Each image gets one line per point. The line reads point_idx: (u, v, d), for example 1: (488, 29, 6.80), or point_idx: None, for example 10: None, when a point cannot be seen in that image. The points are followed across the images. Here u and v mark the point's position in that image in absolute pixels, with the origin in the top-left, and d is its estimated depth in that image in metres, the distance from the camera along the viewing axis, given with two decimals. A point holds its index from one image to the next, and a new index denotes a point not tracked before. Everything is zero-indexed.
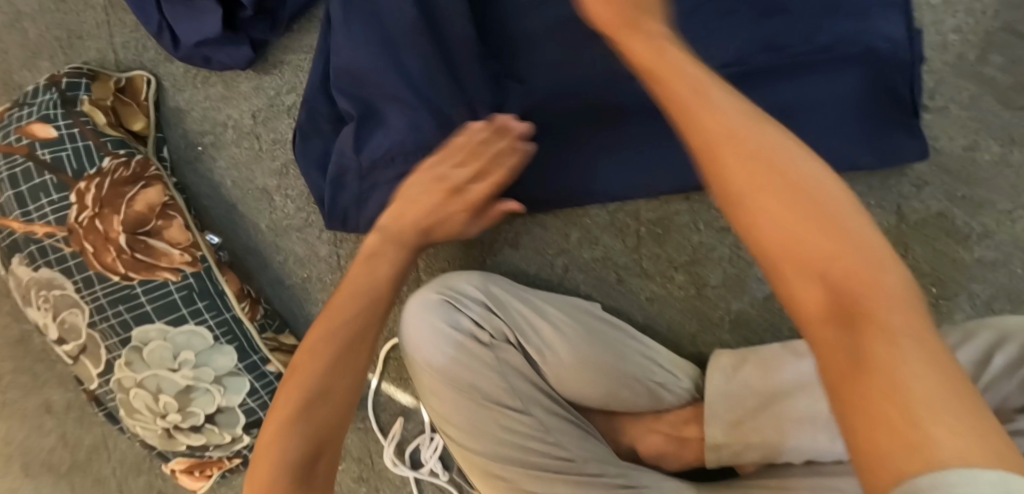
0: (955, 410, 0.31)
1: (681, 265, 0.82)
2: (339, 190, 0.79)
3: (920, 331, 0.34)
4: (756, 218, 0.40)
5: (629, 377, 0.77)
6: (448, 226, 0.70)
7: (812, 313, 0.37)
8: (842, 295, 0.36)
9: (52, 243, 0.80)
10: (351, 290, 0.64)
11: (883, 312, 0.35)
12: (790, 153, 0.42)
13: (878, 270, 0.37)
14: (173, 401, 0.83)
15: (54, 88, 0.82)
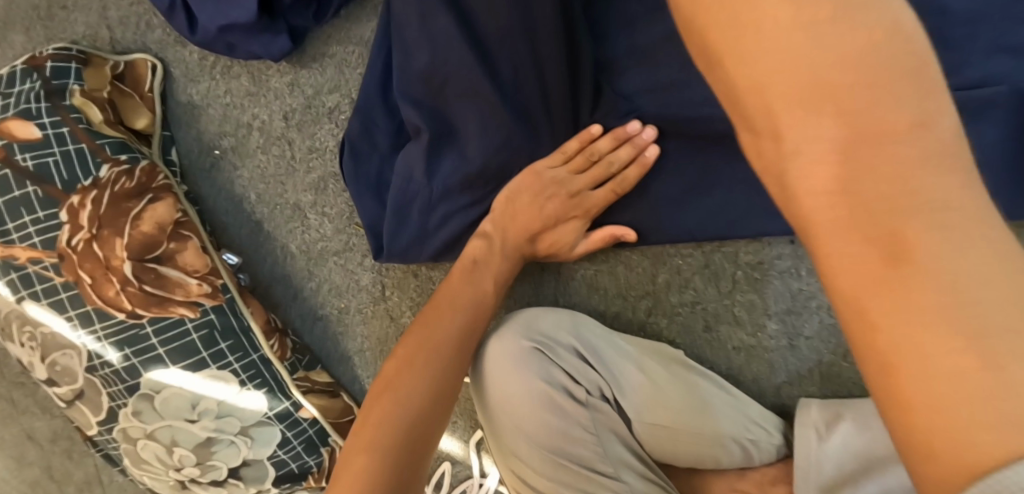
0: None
1: (776, 314, 0.73)
2: (399, 214, 0.68)
3: (986, 239, 0.22)
4: (740, 65, 0.26)
5: (726, 437, 0.69)
6: (556, 237, 0.68)
7: (808, 210, 0.24)
8: (859, 175, 0.23)
9: (39, 270, 0.65)
10: (433, 342, 0.62)
11: (912, 205, 0.23)
12: None
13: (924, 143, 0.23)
14: (190, 454, 0.71)
15: (36, 74, 0.66)
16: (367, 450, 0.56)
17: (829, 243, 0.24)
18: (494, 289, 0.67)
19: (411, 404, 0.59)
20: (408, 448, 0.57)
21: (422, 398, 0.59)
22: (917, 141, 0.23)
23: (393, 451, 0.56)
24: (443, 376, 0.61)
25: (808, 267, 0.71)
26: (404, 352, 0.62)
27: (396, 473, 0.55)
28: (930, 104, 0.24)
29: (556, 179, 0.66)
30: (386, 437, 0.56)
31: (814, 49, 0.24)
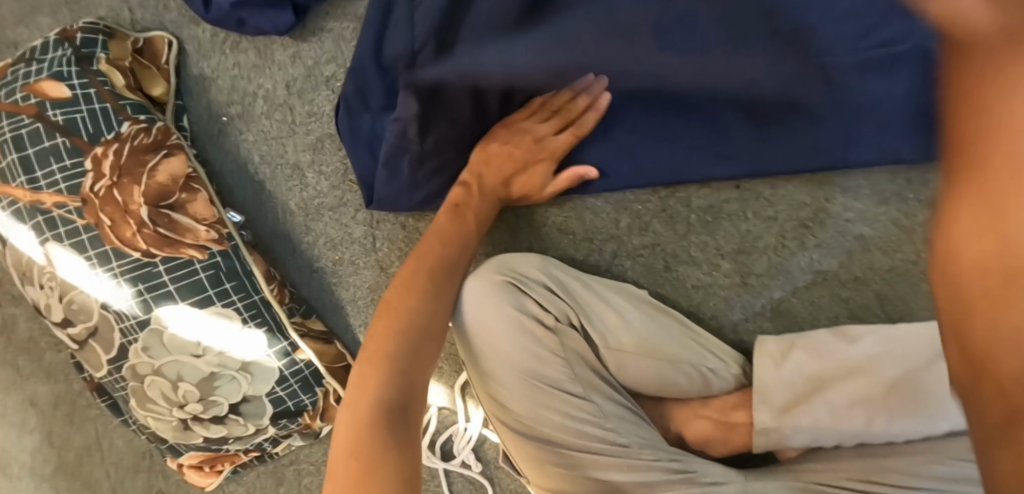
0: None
1: (728, 254, 0.82)
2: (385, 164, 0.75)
3: None
4: (990, 194, 0.27)
5: (684, 362, 0.75)
6: (526, 179, 0.77)
7: (968, 319, 0.30)
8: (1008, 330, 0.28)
9: (63, 214, 0.73)
10: (424, 263, 0.70)
11: None
12: None
13: None
14: (194, 390, 0.76)
15: (67, 44, 0.75)
16: (379, 363, 0.65)
17: (972, 349, 0.30)
18: (475, 227, 0.74)
19: (416, 323, 0.67)
20: (412, 360, 0.66)
21: (423, 318, 0.68)
22: None
23: (400, 362, 0.65)
24: (433, 301, 0.69)
25: (754, 210, 0.80)
26: (405, 278, 0.70)
27: (403, 380, 0.65)
28: None
29: (525, 127, 0.74)
30: (393, 350, 0.65)
31: None
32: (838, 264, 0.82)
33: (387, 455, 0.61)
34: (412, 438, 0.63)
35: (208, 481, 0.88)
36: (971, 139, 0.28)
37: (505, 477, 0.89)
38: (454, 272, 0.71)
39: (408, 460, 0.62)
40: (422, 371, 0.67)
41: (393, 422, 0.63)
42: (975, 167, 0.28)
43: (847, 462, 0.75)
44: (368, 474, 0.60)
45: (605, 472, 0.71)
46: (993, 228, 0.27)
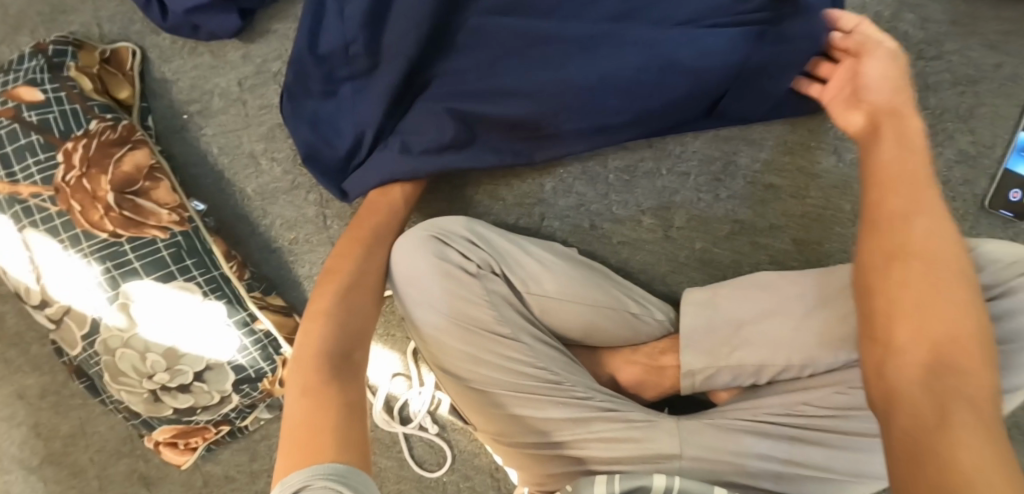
0: (997, 419, 0.45)
1: (649, 209, 0.89)
2: (370, 161, 0.82)
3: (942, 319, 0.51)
4: (896, 221, 0.58)
5: (607, 306, 0.81)
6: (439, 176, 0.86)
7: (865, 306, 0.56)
8: (889, 298, 0.54)
9: (38, 203, 0.81)
10: (356, 240, 0.78)
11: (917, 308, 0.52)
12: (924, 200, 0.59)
13: (948, 303, 0.52)
14: (161, 359, 0.83)
15: (40, 55, 0.84)
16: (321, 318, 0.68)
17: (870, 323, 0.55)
18: (401, 200, 0.82)
19: (356, 283, 0.73)
20: (353, 316, 0.70)
21: (363, 280, 0.74)
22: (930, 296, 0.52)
23: (342, 316, 0.69)
24: (367, 263, 0.76)
25: (668, 166, 0.88)
26: (343, 251, 0.76)
27: (347, 330, 0.68)
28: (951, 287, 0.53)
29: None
30: (333, 307, 0.69)
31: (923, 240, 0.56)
32: (752, 213, 0.88)
33: (334, 388, 0.62)
34: (360, 378, 0.65)
35: (183, 459, 0.92)
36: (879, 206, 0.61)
37: (462, 439, 0.95)
38: (385, 241, 0.79)
39: (357, 392, 0.63)
40: (362, 325, 0.70)
41: (341, 361, 0.65)
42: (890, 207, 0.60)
43: (770, 397, 0.77)
44: (321, 401, 0.60)
45: (541, 411, 0.76)
46: (895, 237, 0.57)
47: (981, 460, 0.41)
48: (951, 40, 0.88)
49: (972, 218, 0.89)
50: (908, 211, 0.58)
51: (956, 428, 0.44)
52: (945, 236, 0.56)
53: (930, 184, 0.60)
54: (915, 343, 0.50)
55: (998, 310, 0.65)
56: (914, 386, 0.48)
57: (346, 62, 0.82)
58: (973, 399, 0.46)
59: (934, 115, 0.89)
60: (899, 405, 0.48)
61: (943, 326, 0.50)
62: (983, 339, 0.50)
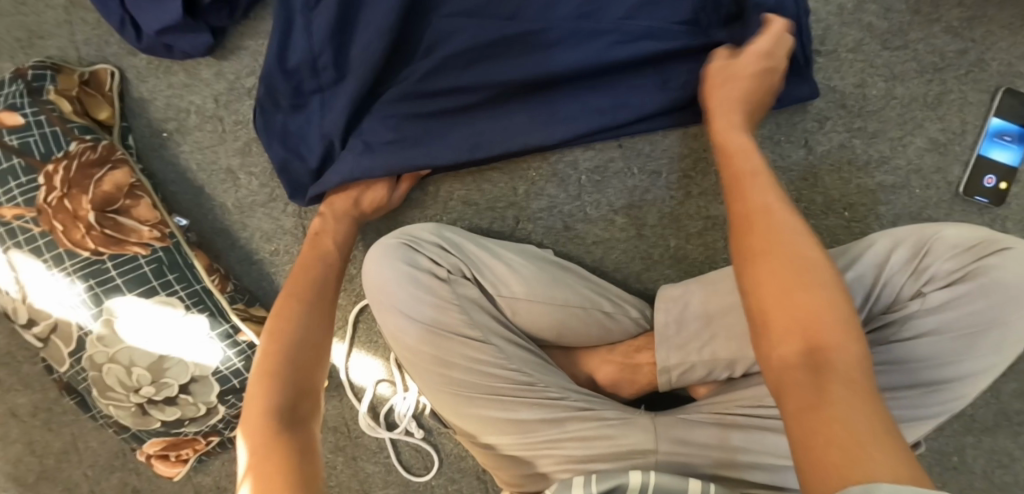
0: (874, 394, 0.46)
1: (621, 208, 0.90)
2: (333, 165, 0.84)
3: (825, 322, 0.50)
4: (749, 221, 0.58)
5: (580, 306, 0.82)
6: (373, 195, 0.87)
7: (765, 319, 0.52)
8: (777, 308, 0.52)
9: (21, 223, 0.83)
10: (291, 294, 0.77)
11: (804, 313, 0.51)
12: (771, 199, 0.60)
13: (823, 307, 0.51)
14: (146, 373, 0.85)
15: (20, 80, 0.86)
16: (265, 380, 0.67)
17: (772, 337, 0.51)
18: (334, 249, 0.83)
19: (299, 337, 0.73)
20: (299, 367, 0.70)
21: (306, 333, 0.73)
22: (814, 302, 0.51)
23: (287, 373, 0.69)
24: (306, 319, 0.75)
25: (638, 165, 0.89)
26: (281, 308, 0.75)
27: (292, 385, 0.68)
28: (821, 286, 0.52)
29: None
30: (276, 365, 0.69)
31: (783, 237, 0.56)
32: (724, 208, 0.89)
33: (284, 444, 0.62)
34: (312, 432, 0.66)
35: (175, 471, 0.93)
36: (736, 209, 0.60)
37: (448, 442, 0.96)
38: (320, 297, 0.78)
39: (305, 445, 0.63)
40: (309, 376, 0.70)
41: (289, 418, 0.65)
42: (746, 206, 0.60)
43: (743, 390, 0.78)
44: (273, 465, 0.60)
45: (515, 412, 0.78)
46: (763, 241, 0.56)
47: (858, 443, 0.43)
48: (915, 29, 0.89)
49: (947, 204, 0.89)
50: (767, 212, 0.58)
51: (834, 413, 0.45)
52: (788, 225, 0.57)
53: (773, 183, 0.62)
54: (786, 334, 0.51)
55: (954, 294, 0.66)
56: (799, 378, 0.48)
57: (314, 75, 0.84)
58: (851, 382, 0.47)
59: (902, 104, 0.89)
60: (788, 399, 0.48)
61: (804, 311, 0.51)
62: (849, 325, 0.50)
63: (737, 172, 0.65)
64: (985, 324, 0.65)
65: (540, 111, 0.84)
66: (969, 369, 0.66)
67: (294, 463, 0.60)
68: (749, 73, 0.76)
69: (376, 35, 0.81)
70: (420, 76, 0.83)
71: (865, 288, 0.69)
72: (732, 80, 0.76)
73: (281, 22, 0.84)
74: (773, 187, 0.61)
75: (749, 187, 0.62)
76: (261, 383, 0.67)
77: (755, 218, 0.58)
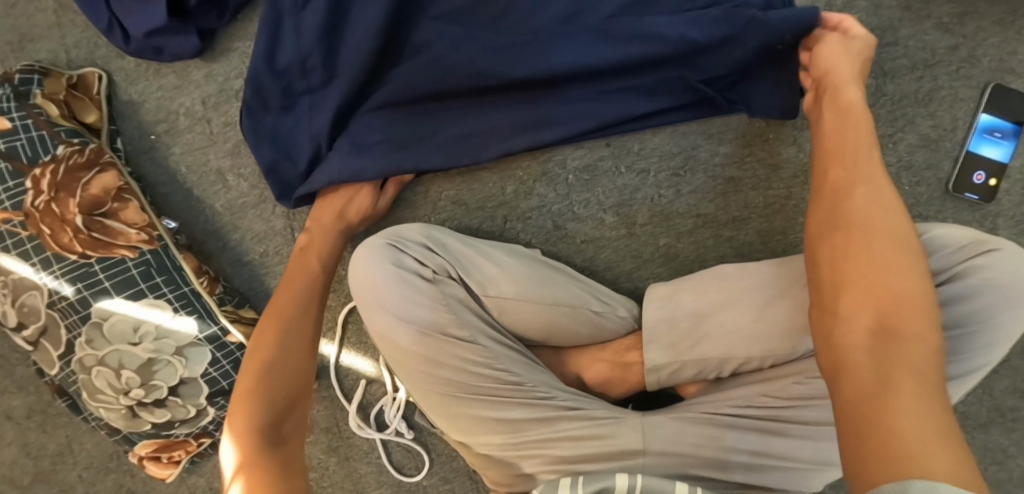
0: (939, 381, 0.49)
1: (610, 207, 0.90)
2: (323, 166, 0.85)
3: (908, 297, 0.54)
4: (846, 195, 0.62)
5: (567, 305, 0.81)
6: (358, 205, 0.87)
7: (841, 291, 0.57)
8: (857, 282, 0.56)
9: (9, 228, 0.83)
10: (278, 308, 0.79)
11: (885, 287, 0.54)
12: (870, 176, 0.63)
13: (905, 284, 0.54)
14: (135, 376, 0.85)
15: (7, 84, 0.86)
16: (247, 398, 0.71)
17: (848, 309, 0.55)
18: (318, 262, 0.84)
19: (285, 352, 0.76)
20: (281, 386, 0.73)
21: (291, 346, 0.76)
22: (897, 278, 0.55)
23: (269, 391, 0.72)
24: (287, 337, 0.77)
25: (627, 163, 0.89)
26: (265, 325, 0.77)
27: (275, 402, 0.71)
28: (909, 264, 0.56)
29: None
30: (258, 384, 0.72)
31: (878, 214, 0.60)
32: (714, 206, 0.89)
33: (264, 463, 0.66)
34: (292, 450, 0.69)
35: (167, 472, 0.93)
36: (834, 184, 0.64)
37: (439, 443, 0.96)
38: (306, 309, 0.80)
39: (286, 464, 0.67)
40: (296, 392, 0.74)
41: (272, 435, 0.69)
42: (845, 180, 0.64)
43: (732, 390, 0.78)
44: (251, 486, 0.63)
45: (504, 411, 0.78)
46: (853, 218, 0.60)
47: (916, 420, 0.45)
48: (905, 25, 0.88)
49: (938, 201, 0.89)
50: (865, 188, 0.62)
51: (897, 393, 0.47)
52: (882, 205, 0.61)
53: (871, 155, 0.65)
54: (860, 312, 0.54)
55: (946, 294, 0.65)
56: (866, 358, 0.51)
57: (303, 76, 0.84)
58: (912, 364, 0.49)
59: (892, 101, 0.89)
60: (851, 377, 0.51)
61: (888, 286, 0.54)
62: (927, 303, 0.53)
63: (834, 145, 0.68)
64: (973, 326, 0.65)
65: (528, 111, 0.85)
66: (957, 367, 0.65)
67: (273, 478, 0.64)
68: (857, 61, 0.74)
69: (367, 37, 0.81)
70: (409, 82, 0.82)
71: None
72: (850, 58, 0.74)
73: (270, 22, 0.83)
74: (874, 160, 0.65)
75: (852, 162, 0.65)
76: (246, 397, 0.71)
77: (852, 193, 0.62)
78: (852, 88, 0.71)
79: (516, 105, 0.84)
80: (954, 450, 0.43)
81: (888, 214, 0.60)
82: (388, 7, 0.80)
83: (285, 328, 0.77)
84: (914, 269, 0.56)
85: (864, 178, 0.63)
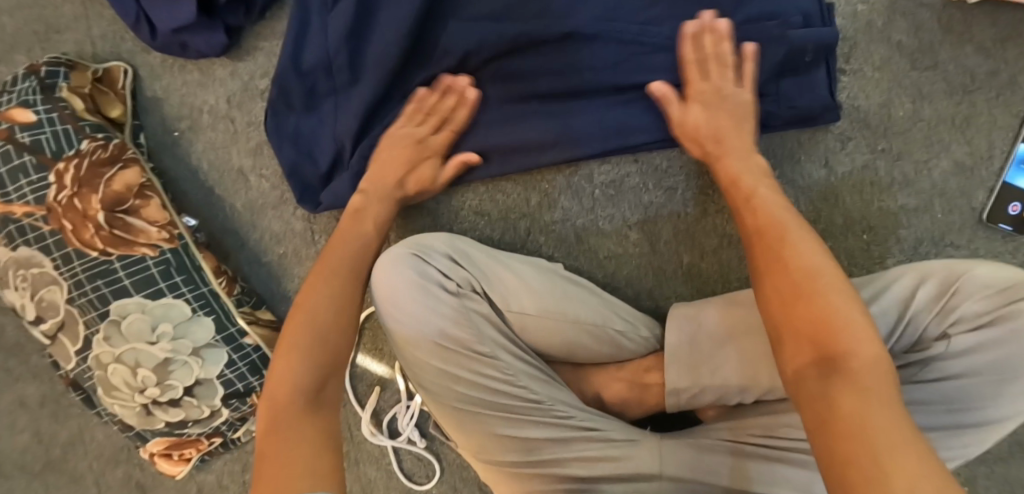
0: (892, 386, 0.49)
1: (635, 223, 0.89)
2: (348, 171, 0.84)
3: (844, 321, 0.53)
4: (763, 233, 0.63)
5: (589, 324, 0.80)
6: (420, 175, 0.83)
7: (780, 329, 0.56)
8: (792, 317, 0.55)
9: (32, 221, 0.83)
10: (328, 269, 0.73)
11: (818, 314, 0.54)
12: (779, 214, 0.64)
13: (842, 308, 0.54)
14: (151, 375, 0.85)
15: (33, 76, 0.85)
16: (292, 354, 0.65)
17: (791, 346, 0.54)
18: (373, 228, 0.79)
19: (334, 310, 0.69)
20: (329, 341, 0.67)
21: (324, 319, 0.68)
22: (831, 303, 0.54)
23: (315, 349, 0.66)
24: (344, 296, 0.72)
25: (654, 180, 0.88)
26: (314, 284, 0.72)
27: (322, 360, 0.66)
28: (836, 287, 0.55)
29: (406, 131, 0.82)
30: (307, 339, 0.66)
31: (790, 246, 0.60)
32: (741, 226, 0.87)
33: (313, 421, 0.61)
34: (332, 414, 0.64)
35: (177, 469, 0.93)
36: (748, 234, 0.65)
37: (451, 452, 0.95)
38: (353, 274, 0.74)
39: (321, 430, 0.61)
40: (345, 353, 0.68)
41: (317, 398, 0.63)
42: (756, 227, 0.64)
43: (755, 418, 0.76)
44: (285, 448, 0.57)
45: (521, 429, 0.77)
46: (770, 259, 0.60)
47: (889, 448, 0.44)
48: (945, 49, 0.86)
49: (970, 230, 0.87)
50: (772, 225, 0.63)
51: (855, 417, 0.46)
52: (798, 237, 0.61)
53: (779, 199, 0.67)
54: (801, 349, 0.53)
55: (984, 338, 0.64)
56: (813, 386, 0.50)
57: (327, 77, 0.84)
58: (866, 390, 0.48)
59: (927, 125, 0.87)
60: (807, 413, 0.50)
61: (820, 314, 0.53)
62: (863, 324, 0.52)
63: (740, 198, 0.70)
64: (1013, 371, 0.63)
65: (553, 121, 0.83)
66: (994, 414, 0.64)
67: (308, 441, 0.58)
68: (718, 107, 0.76)
69: (394, 39, 0.80)
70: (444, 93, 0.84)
71: (890, 324, 0.67)
72: (708, 117, 0.76)
73: (297, 22, 0.83)
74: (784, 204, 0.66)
75: (758, 209, 0.66)
76: (300, 344, 0.66)
77: (763, 236, 0.63)
78: (736, 156, 0.74)
79: (545, 113, 0.83)
80: (924, 462, 0.44)
81: (801, 245, 0.60)
82: (413, 15, 0.79)
83: (331, 285, 0.72)
84: (841, 292, 0.55)
85: (768, 219, 0.64)
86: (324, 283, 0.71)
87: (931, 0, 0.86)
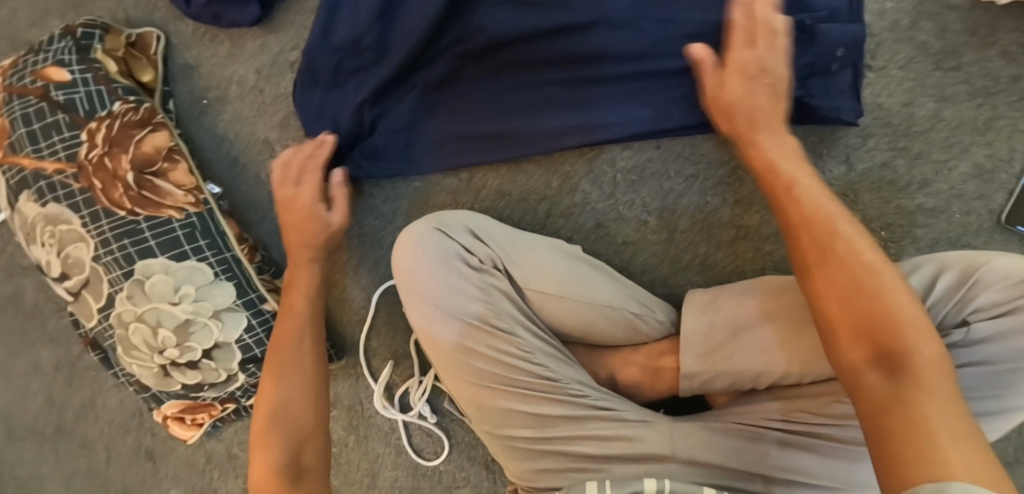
0: (948, 382, 0.51)
1: (654, 210, 0.90)
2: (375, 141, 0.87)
3: (897, 308, 0.55)
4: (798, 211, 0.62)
5: (605, 305, 0.81)
6: (314, 222, 0.81)
7: (831, 316, 0.57)
8: (846, 306, 0.57)
9: (62, 179, 0.84)
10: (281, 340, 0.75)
11: (872, 302, 0.55)
12: (804, 185, 0.63)
13: (895, 297, 0.55)
14: (172, 335, 0.86)
15: (69, 37, 0.87)
16: (264, 443, 0.69)
17: (846, 337, 0.56)
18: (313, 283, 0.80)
19: (297, 388, 0.72)
20: (296, 422, 0.71)
21: (290, 399, 0.72)
22: (885, 290, 0.56)
23: (280, 430, 0.69)
24: (304, 368, 0.74)
25: (675, 168, 0.88)
26: (270, 363, 0.74)
27: (291, 441, 0.69)
28: (884, 273, 0.57)
29: (289, 193, 0.82)
30: (273, 425, 0.70)
31: (832, 227, 0.60)
32: (759, 218, 0.88)
33: None
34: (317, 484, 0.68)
35: (190, 434, 0.94)
36: (777, 208, 0.64)
37: (460, 429, 0.96)
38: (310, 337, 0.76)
39: None
40: (315, 425, 0.71)
41: (295, 478, 0.67)
42: (786, 202, 0.63)
43: (766, 403, 0.77)
44: None
45: (535, 407, 0.79)
46: (814, 239, 0.60)
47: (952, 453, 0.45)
48: (970, 51, 0.87)
49: (987, 232, 0.87)
50: (805, 201, 0.62)
51: (918, 413, 0.49)
52: (836, 214, 0.60)
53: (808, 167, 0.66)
54: (857, 340, 0.55)
55: (1001, 327, 0.65)
56: (872, 379, 0.53)
57: (356, 55, 0.85)
58: (929, 384, 0.50)
59: (949, 126, 0.88)
60: (868, 405, 0.52)
61: (872, 306, 0.55)
62: (916, 312, 0.55)
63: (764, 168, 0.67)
64: None
65: (575, 106, 0.84)
66: (1004, 402, 0.66)
67: None
68: None
69: (421, 18, 0.82)
70: (467, 74, 0.86)
71: None
72: None
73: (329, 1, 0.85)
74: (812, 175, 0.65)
75: (789, 181, 0.64)
76: (267, 434, 0.69)
77: (799, 213, 0.62)
78: None
79: (567, 98, 0.84)
80: (987, 461, 0.45)
81: (844, 225, 0.60)
82: None
83: (288, 359, 0.74)
84: (891, 278, 0.57)
85: (803, 195, 0.63)
86: (281, 358, 0.74)
87: (958, 2, 0.87)
